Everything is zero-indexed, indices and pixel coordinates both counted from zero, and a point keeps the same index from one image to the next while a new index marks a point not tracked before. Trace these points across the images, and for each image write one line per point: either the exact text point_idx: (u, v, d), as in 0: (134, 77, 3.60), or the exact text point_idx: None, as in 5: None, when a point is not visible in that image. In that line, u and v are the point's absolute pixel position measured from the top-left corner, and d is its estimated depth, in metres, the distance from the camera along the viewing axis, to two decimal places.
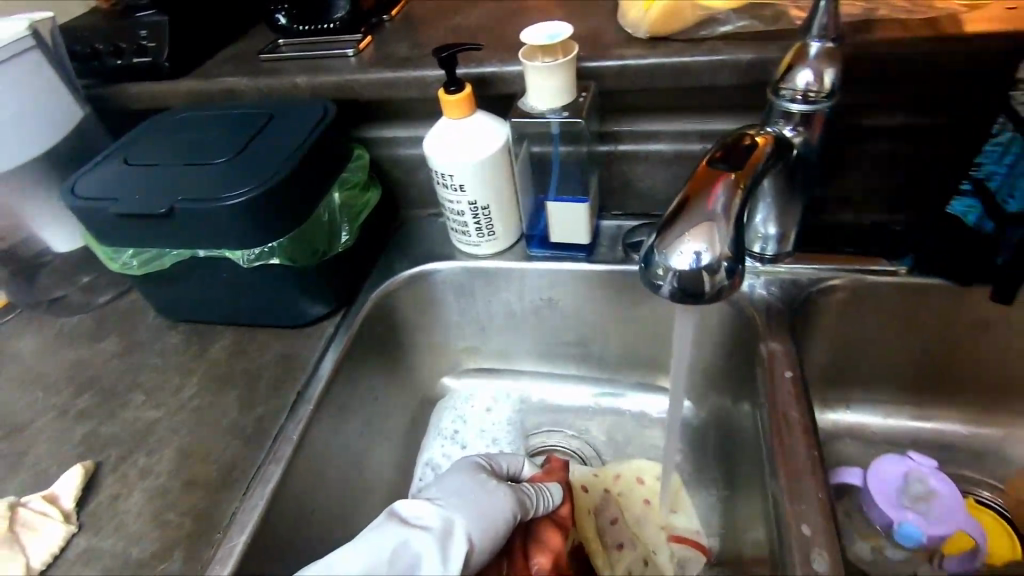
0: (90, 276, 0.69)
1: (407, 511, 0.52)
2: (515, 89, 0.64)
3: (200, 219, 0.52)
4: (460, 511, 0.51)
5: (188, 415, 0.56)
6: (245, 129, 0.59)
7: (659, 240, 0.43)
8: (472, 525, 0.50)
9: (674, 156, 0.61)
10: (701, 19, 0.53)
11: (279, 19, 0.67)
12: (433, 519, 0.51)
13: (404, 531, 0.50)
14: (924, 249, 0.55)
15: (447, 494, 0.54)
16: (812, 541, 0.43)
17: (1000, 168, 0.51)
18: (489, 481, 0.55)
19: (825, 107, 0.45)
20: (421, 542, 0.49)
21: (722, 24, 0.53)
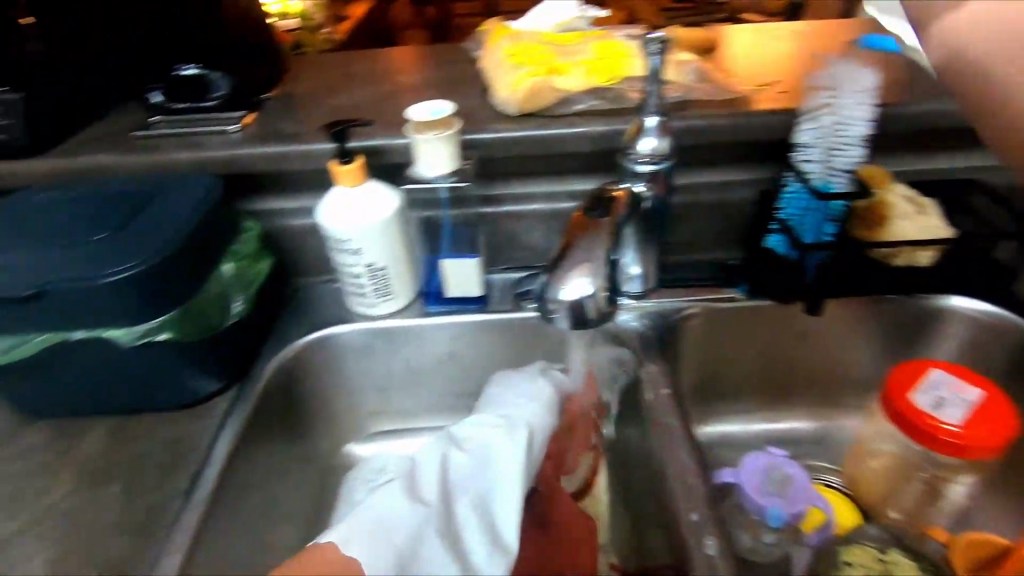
0: None
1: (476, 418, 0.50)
2: (403, 159, 0.65)
3: (75, 299, 0.50)
4: (516, 409, 0.50)
5: (52, 522, 0.51)
6: (124, 206, 0.57)
7: (549, 276, 0.41)
8: (531, 417, 0.50)
9: (548, 213, 0.70)
10: (559, 98, 0.65)
11: (155, 97, 0.70)
12: (493, 416, 0.49)
13: (480, 430, 0.48)
14: (755, 278, 0.68)
15: (517, 398, 0.52)
16: (701, 528, 0.48)
17: (794, 210, 0.64)
18: (531, 380, 0.55)
19: (665, 167, 0.57)
20: (512, 436, 0.47)
21: (576, 103, 0.66)
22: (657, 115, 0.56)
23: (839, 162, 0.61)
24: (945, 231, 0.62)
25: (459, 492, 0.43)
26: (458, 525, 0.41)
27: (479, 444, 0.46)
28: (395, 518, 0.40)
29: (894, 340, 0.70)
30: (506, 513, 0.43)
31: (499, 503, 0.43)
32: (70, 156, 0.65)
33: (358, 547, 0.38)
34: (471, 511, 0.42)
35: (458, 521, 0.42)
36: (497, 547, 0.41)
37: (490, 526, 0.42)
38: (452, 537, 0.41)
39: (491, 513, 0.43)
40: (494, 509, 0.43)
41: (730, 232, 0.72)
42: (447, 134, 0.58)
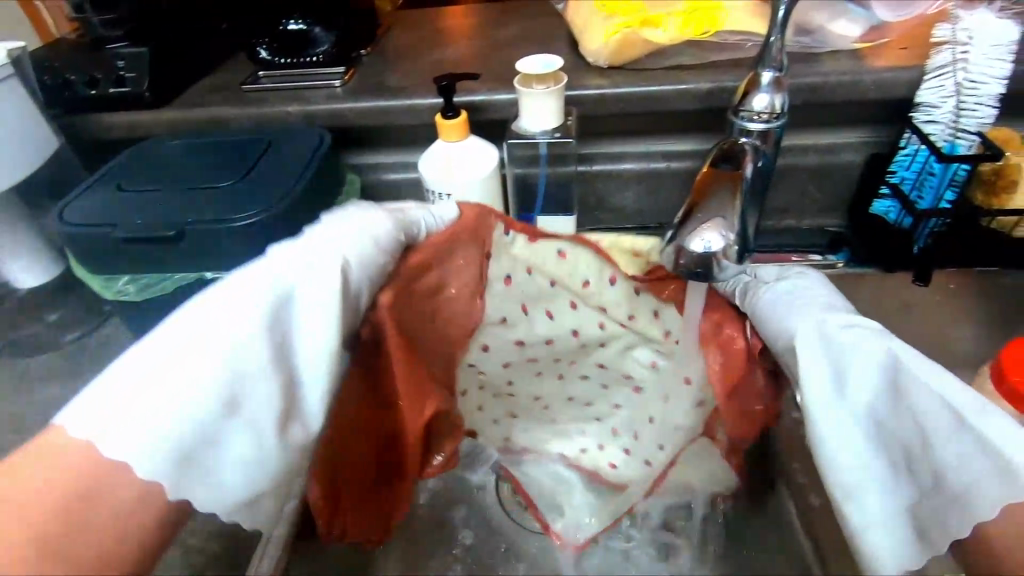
0: (57, 313, 0.68)
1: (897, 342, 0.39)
2: (504, 115, 0.65)
3: (210, 241, 0.53)
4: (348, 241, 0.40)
5: None
6: (246, 155, 0.60)
7: (676, 229, 0.41)
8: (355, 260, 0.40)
9: (643, 173, 0.70)
10: (650, 51, 0.64)
11: (261, 52, 0.73)
12: (831, 307, 0.41)
13: (834, 326, 0.39)
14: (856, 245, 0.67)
15: (341, 233, 0.40)
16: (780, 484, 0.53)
17: (908, 173, 0.62)
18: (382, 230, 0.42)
19: (777, 125, 0.55)
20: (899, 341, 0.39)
21: (667, 57, 0.64)
22: (773, 70, 0.54)
23: (966, 122, 0.58)
24: None
25: (863, 374, 0.39)
26: (908, 415, 0.39)
27: (837, 344, 0.39)
28: (175, 385, 0.34)
29: (1004, 314, 0.67)
30: (960, 419, 0.37)
31: (952, 408, 0.37)
32: (187, 107, 0.69)
33: (111, 442, 0.33)
34: (938, 415, 0.37)
35: (910, 414, 0.39)
36: (994, 457, 0.36)
37: (972, 437, 0.36)
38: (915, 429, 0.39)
39: (959, 426, 0.37)
40: (937, 409, 0.37)
41: (832, 197, 0.70)
42: (554, 89, 0.58)
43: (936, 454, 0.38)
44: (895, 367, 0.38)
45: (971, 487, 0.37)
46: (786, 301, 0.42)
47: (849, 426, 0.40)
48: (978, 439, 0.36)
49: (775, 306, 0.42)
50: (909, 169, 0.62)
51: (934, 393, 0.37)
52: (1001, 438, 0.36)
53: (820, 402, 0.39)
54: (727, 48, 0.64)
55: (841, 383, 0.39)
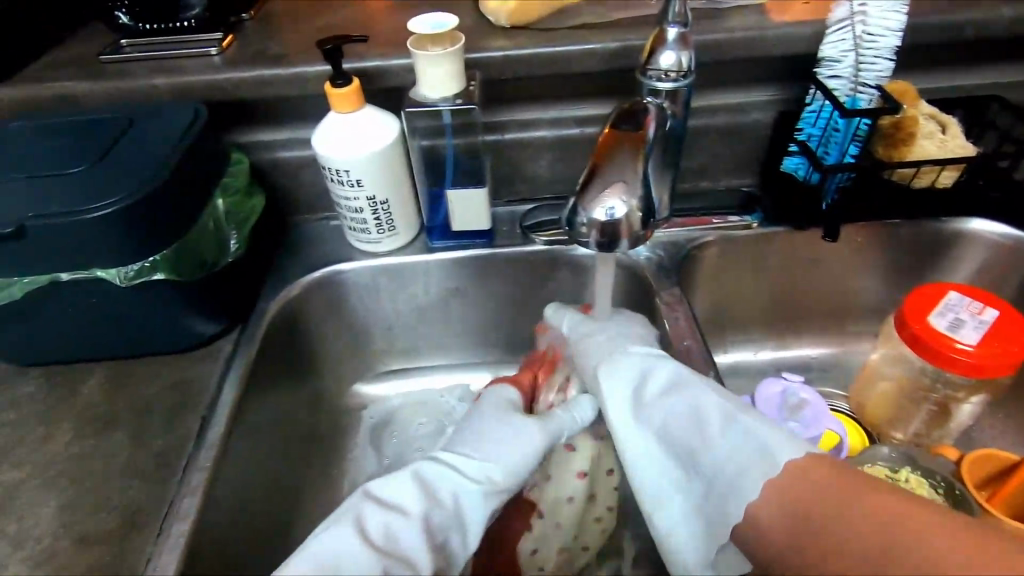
0: None
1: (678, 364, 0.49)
2: (402, 82, 0.60)
3: (57, 236, 0.46)
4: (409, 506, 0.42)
5: (58, 469, 0.49)
6: (103, 136, 0.52)
7: (580, 198, 0.38)
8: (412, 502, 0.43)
9: (555, 140, 0.67)
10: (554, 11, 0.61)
11: (120, 17, 0.64)
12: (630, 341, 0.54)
13: (629, 354, 0.51)
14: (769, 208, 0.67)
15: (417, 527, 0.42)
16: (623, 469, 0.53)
17: (815, 130, 0.62)
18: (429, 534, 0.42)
19: (686, 84, 0.54)
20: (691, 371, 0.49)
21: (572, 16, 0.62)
22: (678, 27, 0.51)
23: (866, 76, 0.58)
24: (968, 149, 0.60)
25: (654, 390, 0.48)
26: (695, 424, 0.45)
27: (629, 364, 0.50)
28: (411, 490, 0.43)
29: (907, 264, 0.69)
30: (723, 417, 0.44)
31: (721, 406, 0.45)
32: (33, 84, 0.60)
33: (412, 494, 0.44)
34: (712, 418, 0.45)
35: (704, 425, 0.45)
36: (756, 442, 0.43)
37: (739, 428, 0.44)
38: (701, 421, 0.45)
39: (728, 419, 0.44)
40: (714, 409, 0.45)
41: (746, 157, 0.70)
42: (452, 51, 0.53)
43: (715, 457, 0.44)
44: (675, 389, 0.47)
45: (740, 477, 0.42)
46: (602, 342, 0.55)
47: (643, 440, 0.46)
48: (745, 432, 0.43)
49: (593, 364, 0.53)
50: (816, 125, 0.62)
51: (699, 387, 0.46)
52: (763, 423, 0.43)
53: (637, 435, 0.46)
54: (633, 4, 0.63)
55: (636, 395, 0.48)
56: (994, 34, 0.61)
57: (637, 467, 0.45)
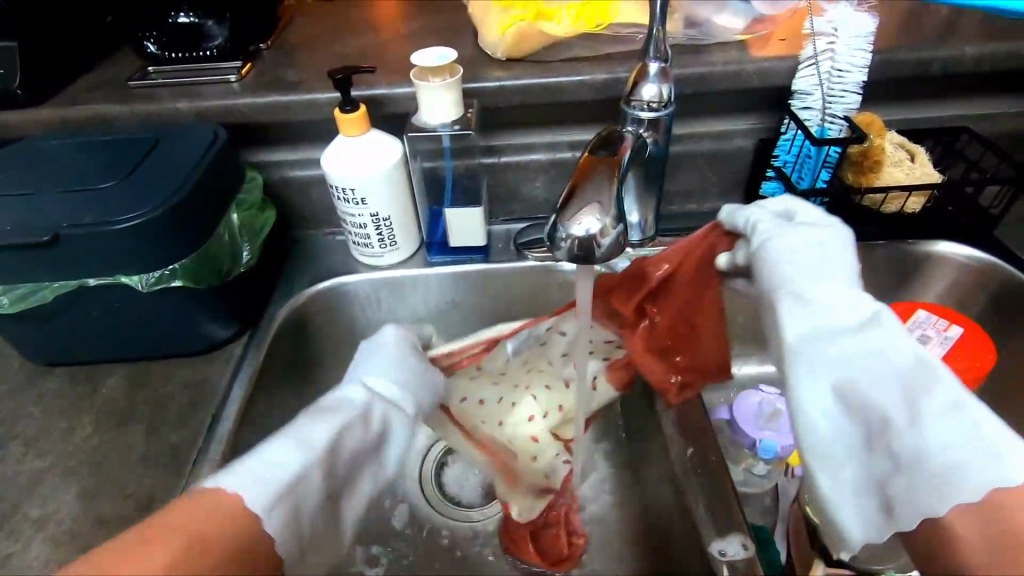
0: None
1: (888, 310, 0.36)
2: (406, 108, 0.65)
3: (87, 244, 0.50)
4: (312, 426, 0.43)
5: (79, 459, 0.53)
6: (133, 154, 0.57)
7: (560, 214, 0.42)
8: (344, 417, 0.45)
9: (548, 163, 0.71)
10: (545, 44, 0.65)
11: (149, 46, 0.69)
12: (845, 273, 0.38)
13: (852, 295, 0.37)
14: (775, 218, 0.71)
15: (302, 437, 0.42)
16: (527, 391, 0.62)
17: (790, 157, 0.66)
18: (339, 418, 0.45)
19: (666, 113, 0.58)
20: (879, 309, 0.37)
21: (566, 49, 0.67)
22: (659, 62, 0.56)
23: (835, 108, 0.63)
24: (934, 176, 0.63)
25: (866, 352, 0.35)
26: (908, 404, 0.34)
27: (852, 330, 0.35)
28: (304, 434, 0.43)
29: (881, 285, 0.72)
30: (938, 393, 0.34)
31: (941, 389, 0.34)
32: (70, 105, 0.65)
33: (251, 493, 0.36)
34: (919, 397, 0.34)
35: (916, 399, 0.34)
36: (974, 438, 0.33)
37: (963, 423, 0.33)
38: (914, 392, 0.34)
39: (950, 403, 0.33)
40: (936, 398, 0.34)
41: (728, 181, 0.74)
42: (451, 81, 0.58)
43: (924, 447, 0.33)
44: (918, 361, 0.34)
45: (956, 477, 0.32)
46: (803, 264, 0.38)
47: (882, 395, 0.34)
48: (975, 433, 0.33)
49: (804, 313, 0.36)
50: (790, 152, 0.66)
51: (919, 353, 0.35)
52: (991, 422, 0.33)
53: (852, 379, 0.34)
54: (622, 40, 0.68)
55: (853, 349, 0.35)
56: (958, 71, 0.66)
57: (831, 439, 0.35)
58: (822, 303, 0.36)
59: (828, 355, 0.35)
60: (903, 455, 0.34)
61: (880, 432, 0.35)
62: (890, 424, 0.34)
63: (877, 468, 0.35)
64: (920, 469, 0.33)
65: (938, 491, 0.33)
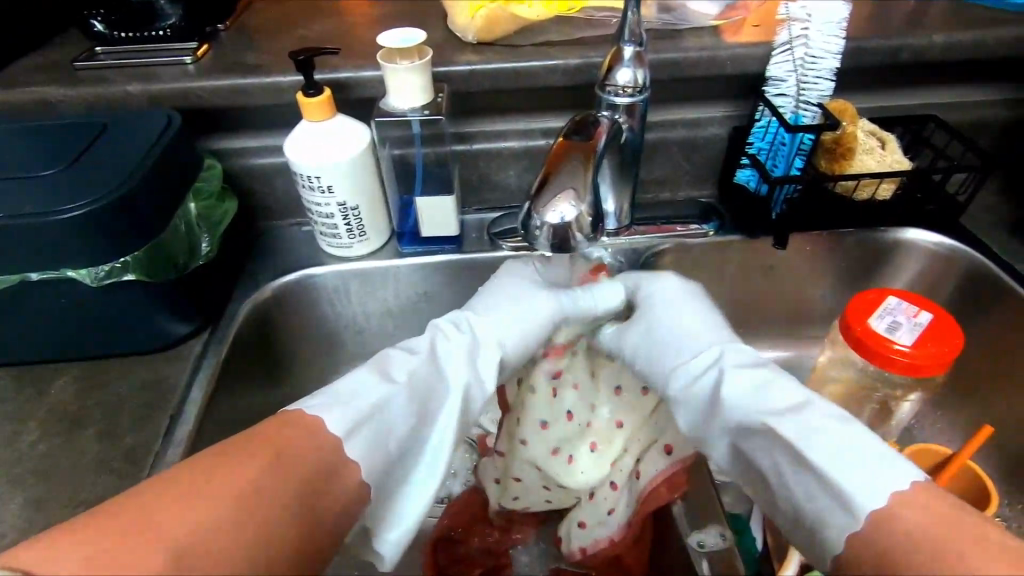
0: None
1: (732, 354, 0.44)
2: (373, 93, 0.63)
3: (28, 237, 0.47)
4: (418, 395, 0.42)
5: (25, 467, 0.50)
6: (79, 140, 0.54)
7: (534, 201, 0.41)
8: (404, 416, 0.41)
9: (522, 150, 0.70)
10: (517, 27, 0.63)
11: (95, 26, 0.65)
12: (696, 331, 0.47)
13: (705, 343, 0.45)
14: (780, 231, 0.68)
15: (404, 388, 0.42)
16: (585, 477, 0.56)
17: (764, 144, 0.66)
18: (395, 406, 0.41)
19: (641, 99, 0.57)
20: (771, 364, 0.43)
21: (538, 33, 0.65)
22: (633, 46, 0.54)
23: (809, 95, 0.62)
24: (904, 164, 0.64)
25: (711, 407, 0.43)
26: (751, 433, 0.41)
27: (718, 359, 0.44)
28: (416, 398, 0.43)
29: (852, 271, 0.73)
30: (802, 431, 0.38)
31: (788, 416, 0.39)
32: (9, 88, 0.61)
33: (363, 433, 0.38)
34: (782, 450, 0.39)
35: (743, 427, 0.41)
36: (825, 479, 0.36)
37: (812, 469, 0.37)
38: (743, 423, 0.41)
39: (803, 427, 0.38)
40: (782, 438, 0.39)
41: (702, 169, 0.74)
42: (419, 64, 0.56)
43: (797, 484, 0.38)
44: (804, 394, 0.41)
45: (823, 518, 0.36)
46: (658, 330, 0.48)
47: (787, 431, 0.38)
48: (821, 475, 0.36)
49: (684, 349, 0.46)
50: (765, 140, 0.66)
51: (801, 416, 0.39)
52: (859, 459, 0.36)
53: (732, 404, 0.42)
54: (595, 24, 0.66)
55: (704, 410, 0.44)
56: (927, 59, 0.66)
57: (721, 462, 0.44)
58: (738, 368, 0.43)
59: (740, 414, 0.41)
60: (774, 488, 0.40)
61: (737, 450, 0.43)
62: (806, 482, 0.37)
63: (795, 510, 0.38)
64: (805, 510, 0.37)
65: (816, 536, 0.37)
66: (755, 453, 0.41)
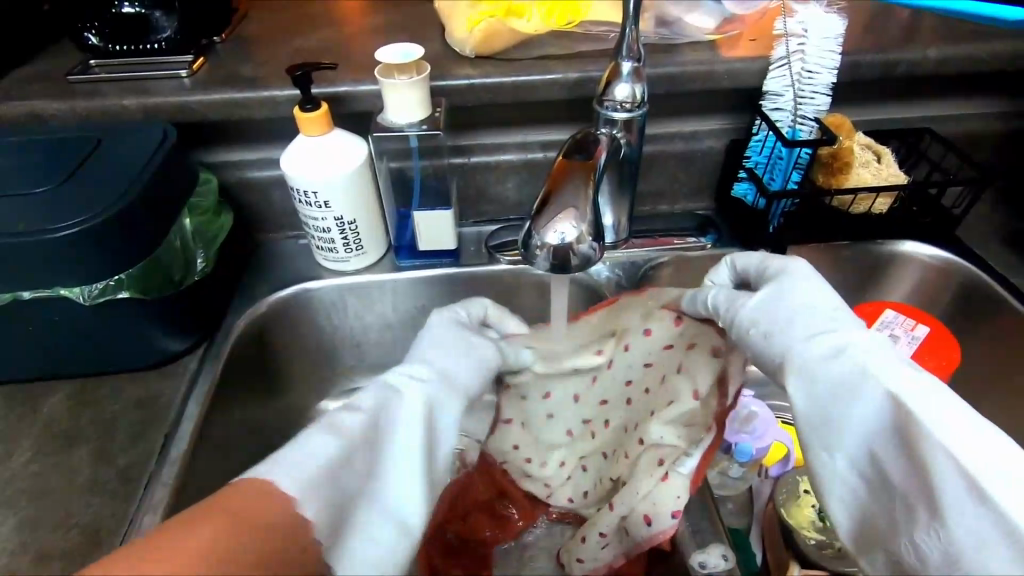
0: None
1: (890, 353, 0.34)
2: (370, 107, 0.62)
3: (20, 256, 0.46)
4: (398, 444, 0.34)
5: (16, 488, 0.49)
6: (72, 155, 0.53)
7: (535, 220, 0.40)
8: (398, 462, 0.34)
9: (520, 163, 0.69)
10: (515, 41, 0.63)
11: (89, 38, 0.64)
12: (839, 322, 0.37)
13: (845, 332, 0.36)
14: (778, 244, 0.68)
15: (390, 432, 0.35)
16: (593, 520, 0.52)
17: (761, 158, 0.66)
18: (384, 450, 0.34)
19: (639, 114, 0.56)
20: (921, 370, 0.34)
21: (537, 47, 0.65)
22: (632, 61, 0.54)
23: (805, 109, 0.63)
24: (901, 178, 0.64)
25: (861, 408, 0.33)
26: (901, 455, 0.32)
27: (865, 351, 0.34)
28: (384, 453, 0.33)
29: (849, 283, 0.73)
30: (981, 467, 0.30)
31: (958, 440, 0.30)
32: (0, 101, 0.60)
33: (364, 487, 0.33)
34: (953, 482, 0.30)
35: (894, 437, 0.32)
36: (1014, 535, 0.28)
37: (985, 503, 0.29)
38: (903, 438, 0.32)
39: (983, 467, 0.30)
40: (946, 466, 0.30)
41: (700, 182, 0.74)
42: (418, 79, 0.56)
43: (946, 531, 0.30)
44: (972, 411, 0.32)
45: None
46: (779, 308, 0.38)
47: (950, 465, 0.30)
48: (999, 519, 0.29)
49: (816, 332, 0.36)
50: (762, 153, 0.66)
51: (976, 445, 0.30)
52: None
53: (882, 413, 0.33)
54: (593, 38, 0.66)
55: (839, 404, 0.34)
56: (923, 72, 0.67)
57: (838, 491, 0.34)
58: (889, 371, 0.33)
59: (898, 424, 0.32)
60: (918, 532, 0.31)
61: (878, 471, 0.33)
62: (970, 528, 0.29)
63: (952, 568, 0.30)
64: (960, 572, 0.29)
65: None
66: (910, 485, 0.32)
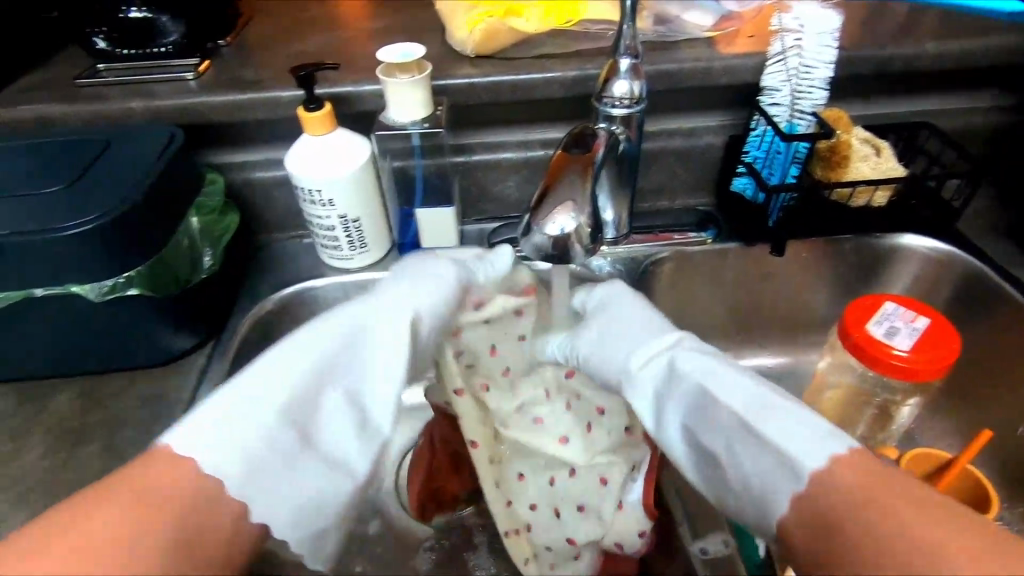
0: None
1: (688, 342, 0.45)
2: (373, 107, 0.63)
3: (32, 254, 0.47)
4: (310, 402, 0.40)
5: (28, 484, 0.50)
6: (81, 157, 0.54)
7: (534, 212, 0.41)
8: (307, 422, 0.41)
9: (520, 161, 0.70)
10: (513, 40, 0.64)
11: (98, 43, 0.65)
12: (653, 326, 0.47)
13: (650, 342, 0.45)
14: (777, 238, 0.69)
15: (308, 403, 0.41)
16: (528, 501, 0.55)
17: (759, 153, 0.67)
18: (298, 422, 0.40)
19: (638, 111, 0.57)
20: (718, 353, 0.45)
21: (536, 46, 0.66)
22: (629, 58, 0.55)
23: (803, 104, 0.64)
24: (898, 171, 0.64)
25: (676, 399, 0.43)
26: (716, 418, 0.41)
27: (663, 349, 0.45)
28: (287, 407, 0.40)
29: (849, 277, 0.74)
30: (753, 406, 0.39)
31: (734, 399, 0.40)
32: (11, 106, 0.62)
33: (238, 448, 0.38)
34: (729, 413, 0.40)
35: (708, 422, 0.41)
36: (778, 454, 0.37)
37: (759, 436, 0.38)
38: (698, 405, 0.42)
39: (731, 415, 0.40)
40: (728, 409, 0.40)
41: (699, 178, 0.74)
42: (419, 78, 0.57)
43: (758, 460, 0.38)
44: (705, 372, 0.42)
45: (772, 486, 0.37)
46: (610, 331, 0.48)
47: (715, 406, 0.41)
48: (764, 442, 0.38)
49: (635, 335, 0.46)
50: (760, 148, 0.67)
51: (737, 393, 0.40)
52: (788, 420, 0.38)
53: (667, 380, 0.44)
54: (591, 36, 0.67)
55: (665, 393, 0.44)
56: (919, 67, 0.67)
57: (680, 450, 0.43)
58: (680, 355, 0.44)
59: (683, 395, 0.43)
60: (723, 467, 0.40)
61: (690, 429, 0.43)
62: (756, 455, 0.38)
63: (749, 487, 0.39)
64: (761, 496, 0.38)
65: (763, 507, 0.38)
66: (717, 433, 0.41)
